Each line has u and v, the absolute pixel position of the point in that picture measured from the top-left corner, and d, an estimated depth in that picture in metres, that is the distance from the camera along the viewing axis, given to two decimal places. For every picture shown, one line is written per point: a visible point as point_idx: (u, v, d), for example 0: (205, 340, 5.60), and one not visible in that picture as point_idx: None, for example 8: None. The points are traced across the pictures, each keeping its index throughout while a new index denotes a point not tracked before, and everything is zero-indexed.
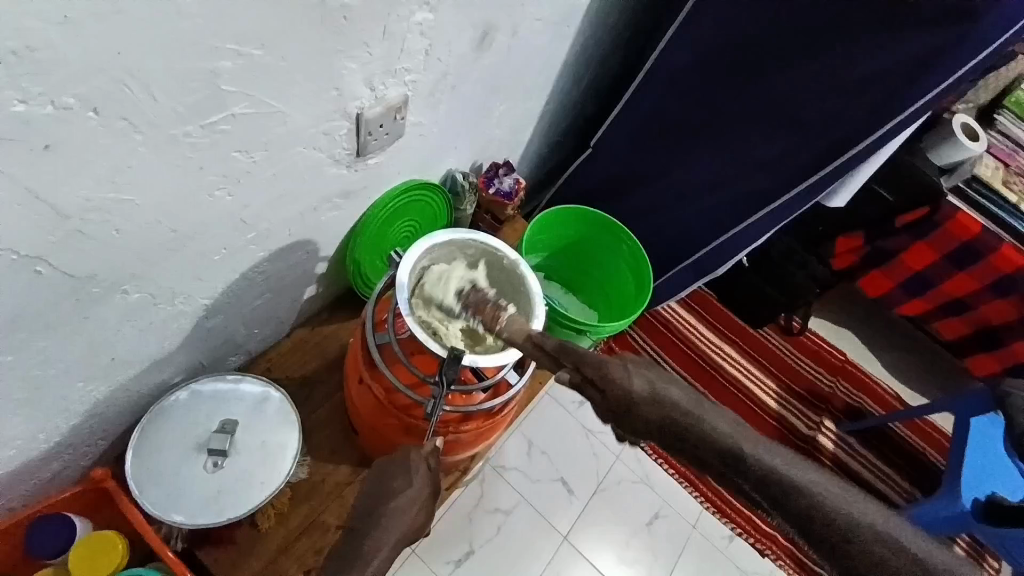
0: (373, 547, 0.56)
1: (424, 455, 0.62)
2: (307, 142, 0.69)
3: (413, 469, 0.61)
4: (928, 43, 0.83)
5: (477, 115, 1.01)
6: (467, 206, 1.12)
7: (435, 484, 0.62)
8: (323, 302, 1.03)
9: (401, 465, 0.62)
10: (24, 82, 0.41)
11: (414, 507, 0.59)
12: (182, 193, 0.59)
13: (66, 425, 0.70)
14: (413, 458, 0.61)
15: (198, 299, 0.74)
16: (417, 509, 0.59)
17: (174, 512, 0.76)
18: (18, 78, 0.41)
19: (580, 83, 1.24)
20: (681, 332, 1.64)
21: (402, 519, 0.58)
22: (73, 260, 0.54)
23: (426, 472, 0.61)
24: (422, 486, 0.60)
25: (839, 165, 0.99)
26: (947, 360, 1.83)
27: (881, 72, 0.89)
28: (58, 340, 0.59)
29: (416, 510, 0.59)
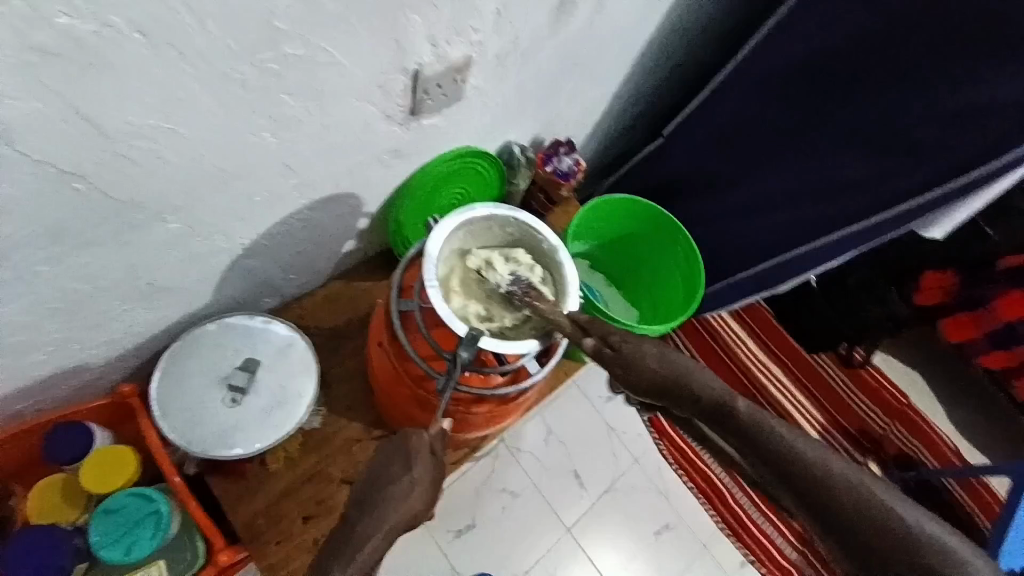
0: (363, 535, 0.55)
1: (428, 440, 0.61)
2: (359, 95, 0.67)
3: (415, 454, 0.60)
4: None
5: (546, 89, 0.96)
6: (521, 181, 1.08)
7: (437, 471, 0.61)
8: (361, 258, 1.03)
9: (402, 448, 0.61)
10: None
11: (412, 494, 0.58)
12: (223, 128, 0.58)
13: (101, 339, 0.72)
14: (414, 442, 0.60)
15: (236, 238, 0.74)
16: (416, 494, 0.58)
17: (189, 437, 0.79)
18: None
19: (664, 66, 1.15)
20: (724, 344, 1.61)
21: (400, 505, 0.57)
22: (113, 183, 0.55)
23: (429, 458, 0.60)
24: (421, 473, 0.59)
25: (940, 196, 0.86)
26: (1013, 426, 1.68)
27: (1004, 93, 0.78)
28: (97, 256, 0.61)
29: (412, 497, 0.58)
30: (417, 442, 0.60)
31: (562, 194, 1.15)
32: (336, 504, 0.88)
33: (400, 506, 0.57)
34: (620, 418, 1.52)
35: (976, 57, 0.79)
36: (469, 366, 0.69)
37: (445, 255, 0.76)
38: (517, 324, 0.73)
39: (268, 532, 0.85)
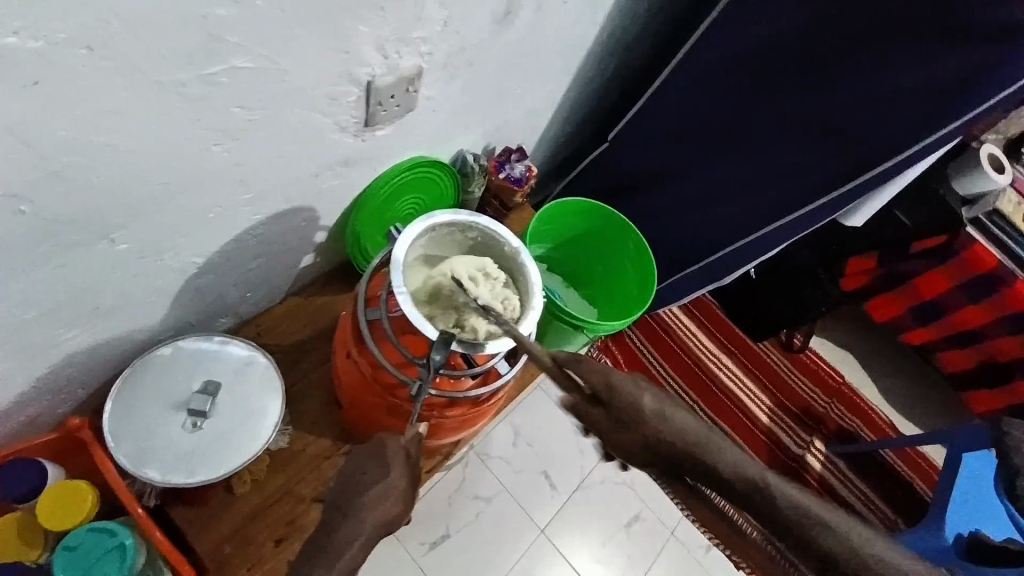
0: (344, 542, 0.55)
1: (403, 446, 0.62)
2: (310, 105, 0.68)
3: (390, 460, 0.61)
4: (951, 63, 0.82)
5: (493, 97, 0.99)
6: (475, 188, 1.10)
7: (412, 476, 0.62)
8: (319, 272, 1.02)
9: (377, 456, 0.61)
10: (9, 12, 0.40)
11: (387, 501, 0.58)
12: (173, 143, 0.58)
13: (44, 369, 0.69)
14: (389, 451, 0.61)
15: (189, 256, 0.73)
16: (393, 499, 0.59)
17: (148, 467, 0.75)
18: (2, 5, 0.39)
19: (604, 73, 1.21)
20: (678, 339, 1.71)
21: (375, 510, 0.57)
22: (59, 204, 0.54)
23: (404, 464, 0.61)
24: (398, 477, 0.60)
25: (859, 184, 0.96)
26: (936, 392, 1.85)
27: (903, 90, 0.87)
28: (41, 281, 0.59)
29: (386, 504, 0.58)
30: (392, 448, 0.62)
31: (516, 199, 1.18)
32: (308, 522, 0.86)
33: (380, 512, 0.57)
34: None
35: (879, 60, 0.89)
36: (442, 370, 0.70)
37: (412, 263, 0.77)
38: (488, 329, 0.73)
39: (237, 559, 0.83)
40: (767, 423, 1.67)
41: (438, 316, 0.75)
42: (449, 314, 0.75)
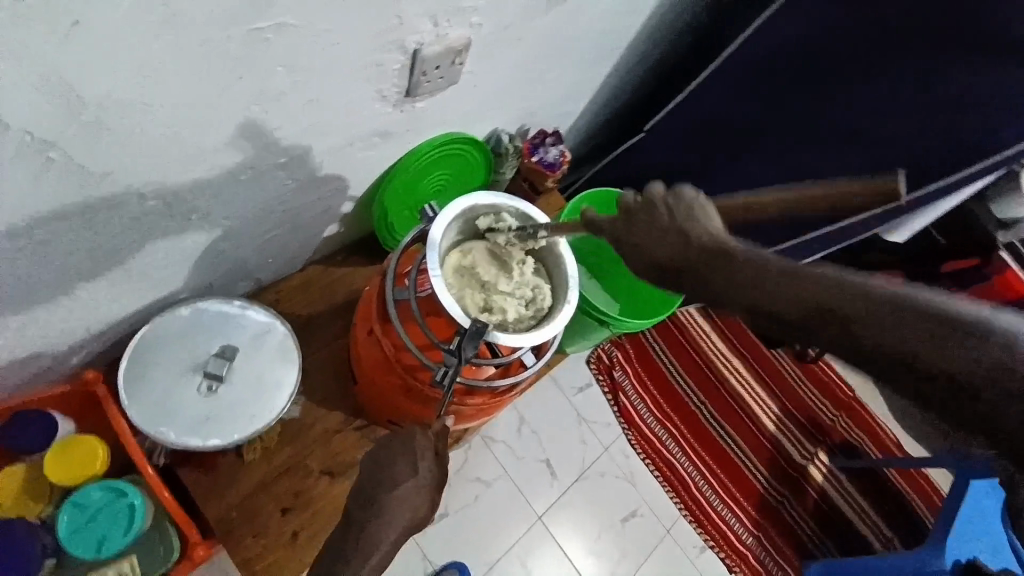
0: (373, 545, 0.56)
1: (433, 441, 0.61)
2: (354, 71, 0.65)
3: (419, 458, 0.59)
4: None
5: (535, 76, 0.95)
6: (506, 169, 1.06)
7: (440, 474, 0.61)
8: (341, 243, 0.99)
9: (406, 448, 0.60)
10: None
11: (417, 501, 0.58)
12: (212, 98, 0.55)
13: (63, 321, 0.67)
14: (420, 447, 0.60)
15: (216, 218, 0.70)
16: (421, 501, 0.58)
17: (162, 428, 0.75)
18: None
19: (649, 60, 1.16)
20: (692, 339, 1.69)
21: (405, 508, 0.57)
22: (90, 154, 0.51)
23: (432, 461, 0.60)
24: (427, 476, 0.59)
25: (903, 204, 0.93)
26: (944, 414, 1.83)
27: (969, 105, 0.83)
28: (67, 232, 0.57)
29: (416, 503, 0.58)
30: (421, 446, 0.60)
31: (547, 184, 1.14)
32: (316, 495, 0.86)
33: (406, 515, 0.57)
34: (590, 407, 1.55)
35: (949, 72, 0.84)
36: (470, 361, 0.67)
37: (445, 245, 0.75)
38: (518, 314, 0.73)
39: (242, 526, 0.82)
40: (773, 430, 1.65)
41: (467, 293, 0.73)
42: (479, 293, 0.73)
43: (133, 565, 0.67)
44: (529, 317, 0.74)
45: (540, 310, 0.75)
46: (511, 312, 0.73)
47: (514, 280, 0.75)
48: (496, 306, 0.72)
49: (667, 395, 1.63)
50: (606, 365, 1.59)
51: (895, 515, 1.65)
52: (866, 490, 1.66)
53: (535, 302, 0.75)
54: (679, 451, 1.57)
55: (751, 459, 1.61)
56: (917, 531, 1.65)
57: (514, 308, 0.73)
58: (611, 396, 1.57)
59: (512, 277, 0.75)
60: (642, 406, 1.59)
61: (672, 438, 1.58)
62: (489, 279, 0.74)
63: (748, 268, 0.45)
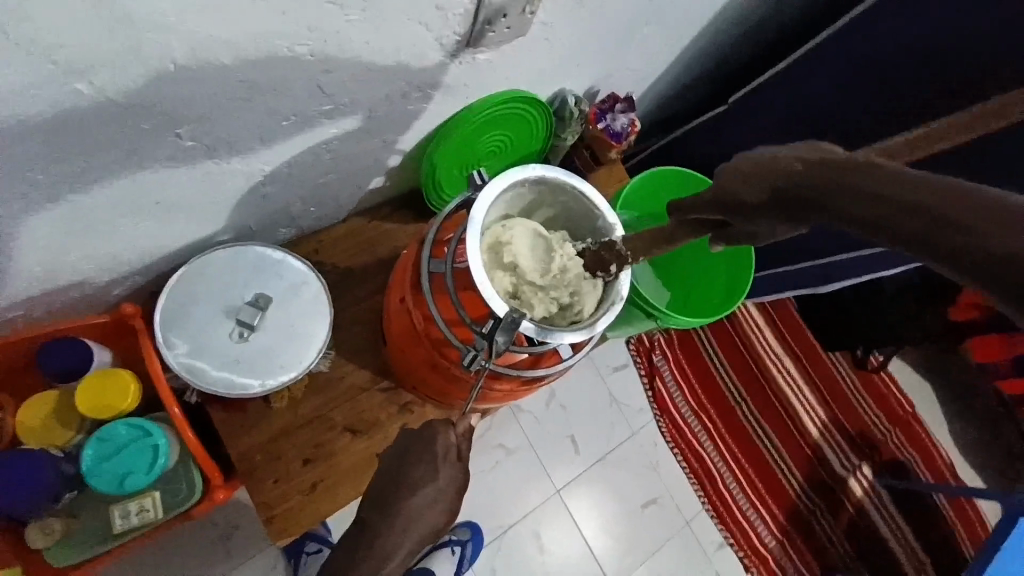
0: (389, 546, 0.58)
1: (455, 442, 0.63)
2: (413, 14, 0.57)
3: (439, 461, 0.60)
4: None
5: (615, 34, 0.85)
6: (568, 135, 0.97)
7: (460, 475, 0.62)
8: (387, 196, 0.95)
9: (428, 452, 0.61)
10: None
11: (433, 505, 0.60)
12: (255, 36, 0.50)
13: (102, 253, 0.66)
14: (442, 446, 0.61)
15: (257, 162, 0.67)
16: (439, 503, 0.60)
17: (192, 370, 0.74)
18: None
19: (747, 23, 1.02)
20: (742, 334, 1.59)
21: (423, 510, 0.59)
22: (123, 84, 0.47)
23: (454, 466, 0.61)
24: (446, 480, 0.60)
25: None
26: (1011, 447, 1.68)
27: None
28: (101, 165, 0.54)
29: (439, 504, 0.60)
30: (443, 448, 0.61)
31: (610, 156, 1.06)
32: (336, 451, 0.85)
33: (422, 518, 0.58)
34: (624, 390, 1.49)
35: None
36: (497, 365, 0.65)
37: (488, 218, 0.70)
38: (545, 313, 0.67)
39: (264, 469, 0.83)
40: (816, 438, 1.55)
41: (499, 274, 0.68)
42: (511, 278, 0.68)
43: (153, 502, 0.70)
44: (559, 319, 0.68)
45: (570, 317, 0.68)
46: (540, 308, 0.67)
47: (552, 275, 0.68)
48: (525, 298, 0.67)
49: (707, 387, 1.55)
50: (646, 349, 1.52)
51: (936, 543, 1.54)
52: (909, 515, 1.55)
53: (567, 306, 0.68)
54: (711, 446, 1.51)
55: (788, 464, 1.53)
56: (956, 563, 1.54)
57: (543, 305, 0.67)
58: (648, 380, 1.51)
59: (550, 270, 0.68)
60: (677, 394, 1.52)
61: (705, 430, 1.52)
62: (524, 265, 0.68)
63: (850, 189, 0.39)
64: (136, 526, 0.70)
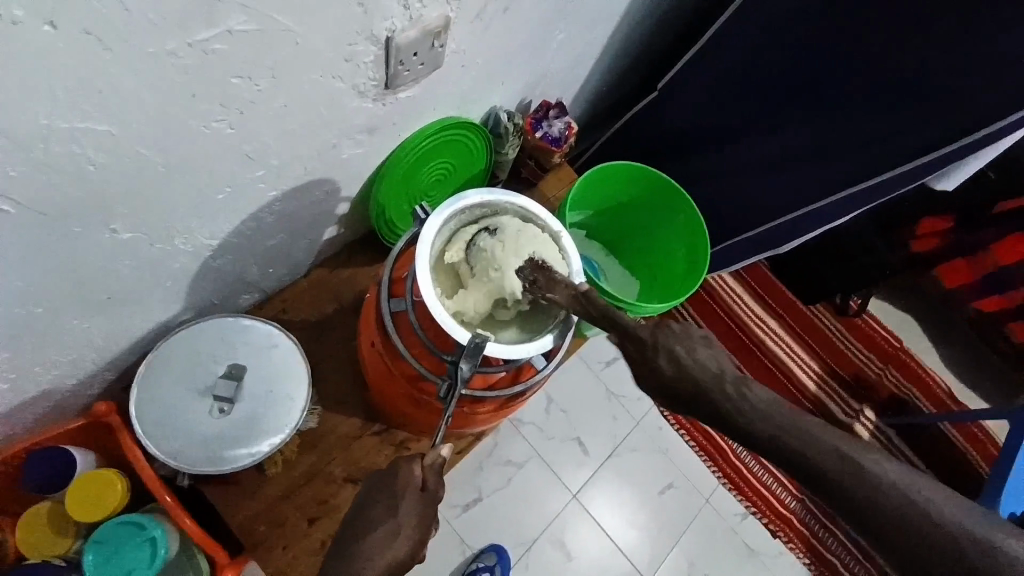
0: None
1: (419, 476, 0.55)
2: (324, 70, 0.58)
3: (399, 492, 0.54)
4: None
5: (533, 44, 0.86)
6: (509, 149, 0.99)
7: (427, 509, 0.54)
8: (344, 242, 0.96)
9: (388, 489, 0.54)
10: None
11: (396, 541, 0.51)
12: (169, 123, 0.50)
13: (66, 358, 0.66)
14: (401, 481, 0.54)
15: (201, 238, 0.67)
16: (403, 537, 0.52)
17: (176, 456, 0.74)
18: None
19: (659, 11, 1.06)
20: (723, 303, 1.61)
21: (382, 551, 0.51)
22: (43, 195, 0.47)
23: (417, 498, 0.54)
24: (407, 515, 0.53)
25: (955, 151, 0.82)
26: (1000, 361, 1.72)
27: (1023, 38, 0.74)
28: (40, 276, 0.54)
29: (404, 539, 0.52)
30: (404, 478, 0.54)
31: (554, 160, 1.07)
32: (339, 505, 0.85)
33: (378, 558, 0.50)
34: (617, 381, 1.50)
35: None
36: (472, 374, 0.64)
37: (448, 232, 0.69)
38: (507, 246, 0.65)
39: (270, 536, 0.82)
40: (814, 391, 1.58)
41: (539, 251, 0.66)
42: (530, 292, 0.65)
43: None
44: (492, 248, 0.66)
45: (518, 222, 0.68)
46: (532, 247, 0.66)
47: (488, 280, 0.65)
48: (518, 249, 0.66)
49: None
50: None
51: (947, 468, 1.56)
52: (916, 446, 1.57)
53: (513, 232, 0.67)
54: None
55: None
56: (973, 486, 1.55)
57: (525, 254, 0.65)
58: None
59: (489, 256, 0.65)
60: None
61: None
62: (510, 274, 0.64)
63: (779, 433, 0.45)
64: None
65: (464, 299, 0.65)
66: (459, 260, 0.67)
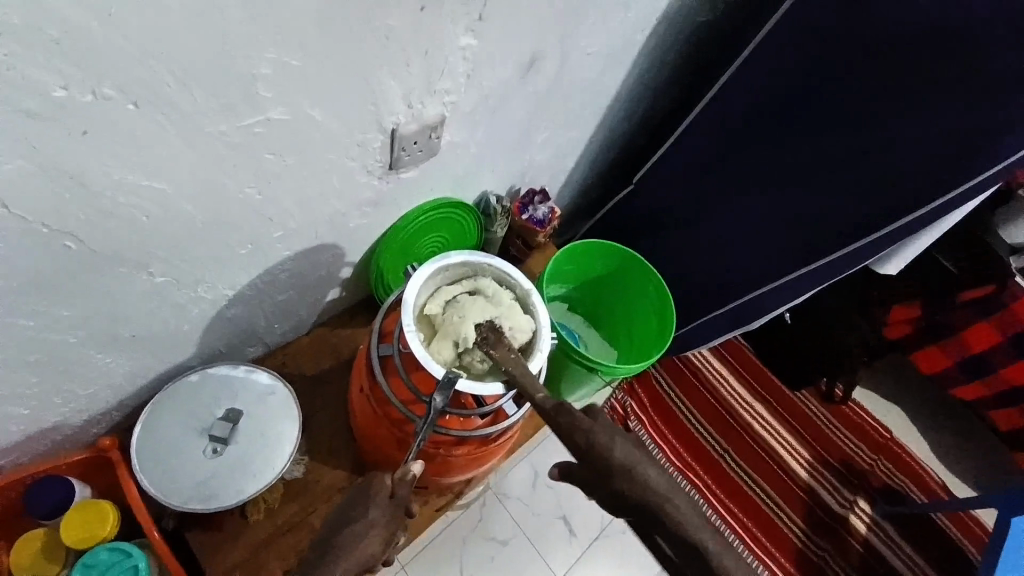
0: None
1: (390, 484, 0.62)
2: (340, 151, 0.71)
3: (373, 498, 0.61)
4: (974, 120, 0.86)
5: (519, 141, 1.02)
6: (497, 228, 1.12)
7: (396, 513, 0.61)
8: (345, 305, 1.05)
9: (363, 494, 0.62)
10: (64, 69, 0.44)
11: (367, 538, 0.59)
12: (212, 187, 0.62)
13: (84, 391, 0.73)
14: (374, 488, 0.61)
15: (220, 288, 0.77)
16: (374, 535, 0.59)
17: (170, 493, 0.78)
18: (61, 65, 0.43)
19: (631, 119, 1.24)
20: (708, 383, 1.61)
21: (354, 546, 0.58)
22: (102, 238, 0.57)
23: (387, 503, 0.61)
24: (378, 516, 0.60)
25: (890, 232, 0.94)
26: (993, 452, 1.70)
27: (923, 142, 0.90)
28: (82, 311, 0.63)
29: (373, 536, 0.59)
30: (377, 485, 0.61)
31: (538, 239, 1.20)
32: None
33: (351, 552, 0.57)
34: None
35: (907, 113, 0.90)
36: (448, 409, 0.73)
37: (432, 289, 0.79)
38: (478, 302, 0.75)
39: None
40: (807, 479, 1.54)
41: (506, 310, 0.75)
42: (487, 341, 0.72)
43: None
44: (466, 303, 0.75)
45: (494, 285, 0.78)
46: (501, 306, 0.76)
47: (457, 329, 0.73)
48: (489, 306, 0.75)
49: (686, 443, 1.54)
50: (620, 414, 1.52)
51: (943, 559, 1.51)
52: (913, 538, 1.53)
53: (489, 293, 0.77)
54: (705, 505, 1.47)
55: (784, 510, 1.50)
56: None
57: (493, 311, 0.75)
58: None
59: (461, 304, 0.75)
60: (659, 453, 1.51)
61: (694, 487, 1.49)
62: (470, 321, 0.73)
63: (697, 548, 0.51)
64: None
65: (435, 346, 0.73)
66: (435, 312, 0.76)
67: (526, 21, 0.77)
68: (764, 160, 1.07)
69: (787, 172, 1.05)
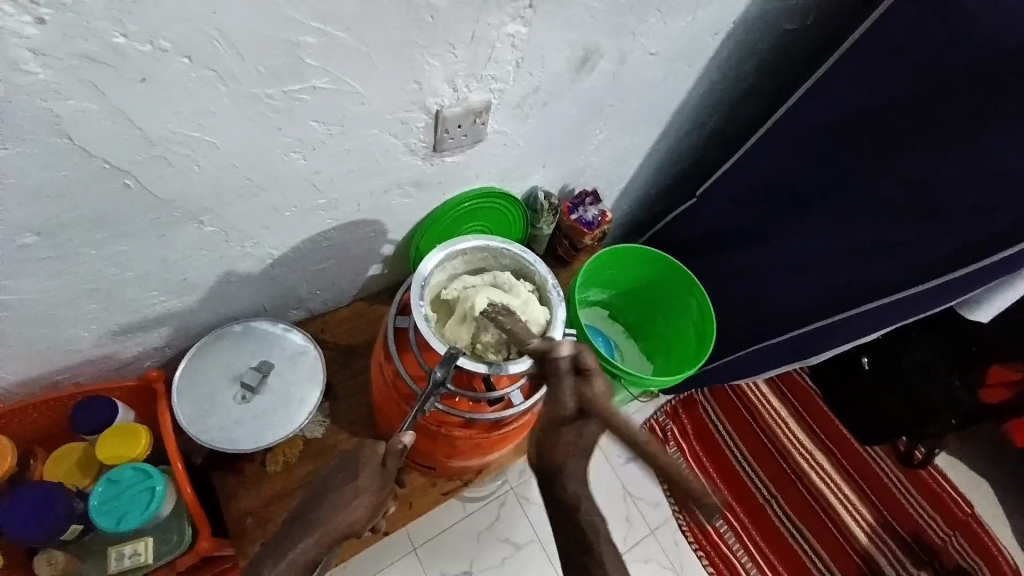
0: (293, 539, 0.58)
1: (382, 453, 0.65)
2: (382, 127, 0.74)
3: (362, 466, 0.64)
4: None
5: (573, 140, 1.01)
6: (544, 225, 1.11)
7: (383, 483, 0.64)
8: (386, 284, 1.08)
9: (354, 461, 0.65)
10: (125, 19, 0.49)
11: (354, 502, 0.61)
12: (257, 147, 0.67)
13: (139, 323, 0.81)
14: (367, 455, 0.65)
15: (265, 247, 0.82)
16: (360, 500, 0.62)
17: (198, 429, 0.84)
18: (122, 14, 0.49)
19: (702, 130, 1.18)
20: (760, 416, 1.46)
21: (341, 508, 0.61)
22: (156, 181, 0.64)
23: (376, 468, 0.64)
24: (366, 484, 0.63)
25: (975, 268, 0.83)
26: None
27: (1020, 170, 0.79)
28: (137, 247, 0.70)
29: (357, 500, 0.62)
30: (368, 454, 0.65)
31: (585, 242, 1.17)
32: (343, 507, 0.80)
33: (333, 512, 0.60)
34: (638, 482, 1.32)
35: (1005, 139, 0.80)
36: (454, 389, 0.74)
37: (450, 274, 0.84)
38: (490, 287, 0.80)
39: (256, 527, 0.89)
40: (862, 543, 1.35)
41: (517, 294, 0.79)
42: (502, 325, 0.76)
43: (146, 546, 0.78)
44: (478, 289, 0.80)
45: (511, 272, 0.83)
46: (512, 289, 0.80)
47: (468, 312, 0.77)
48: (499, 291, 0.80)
49: (728, 478, 1.39)
50: (659, 438, 1.39)
51: None
52: None
53: (504, 280, 0.82)
54: (739, 546, 1.32)
55: (831, 571, 1.32)
56: None
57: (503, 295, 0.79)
58: None
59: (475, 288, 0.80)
60: None
61: (729, 527, 1.34)
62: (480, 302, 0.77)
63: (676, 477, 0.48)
64: (128, 568, 0.78)
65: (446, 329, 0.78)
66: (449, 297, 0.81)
67: (580, 15, 0.76)
68: (838, 179, 0.98)
69: (862, 195, 0.96)
